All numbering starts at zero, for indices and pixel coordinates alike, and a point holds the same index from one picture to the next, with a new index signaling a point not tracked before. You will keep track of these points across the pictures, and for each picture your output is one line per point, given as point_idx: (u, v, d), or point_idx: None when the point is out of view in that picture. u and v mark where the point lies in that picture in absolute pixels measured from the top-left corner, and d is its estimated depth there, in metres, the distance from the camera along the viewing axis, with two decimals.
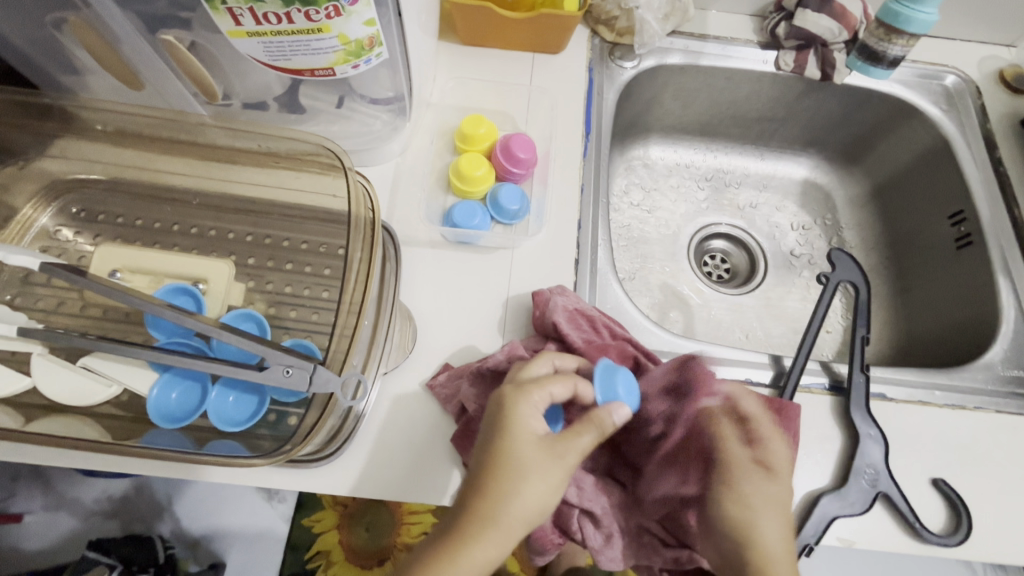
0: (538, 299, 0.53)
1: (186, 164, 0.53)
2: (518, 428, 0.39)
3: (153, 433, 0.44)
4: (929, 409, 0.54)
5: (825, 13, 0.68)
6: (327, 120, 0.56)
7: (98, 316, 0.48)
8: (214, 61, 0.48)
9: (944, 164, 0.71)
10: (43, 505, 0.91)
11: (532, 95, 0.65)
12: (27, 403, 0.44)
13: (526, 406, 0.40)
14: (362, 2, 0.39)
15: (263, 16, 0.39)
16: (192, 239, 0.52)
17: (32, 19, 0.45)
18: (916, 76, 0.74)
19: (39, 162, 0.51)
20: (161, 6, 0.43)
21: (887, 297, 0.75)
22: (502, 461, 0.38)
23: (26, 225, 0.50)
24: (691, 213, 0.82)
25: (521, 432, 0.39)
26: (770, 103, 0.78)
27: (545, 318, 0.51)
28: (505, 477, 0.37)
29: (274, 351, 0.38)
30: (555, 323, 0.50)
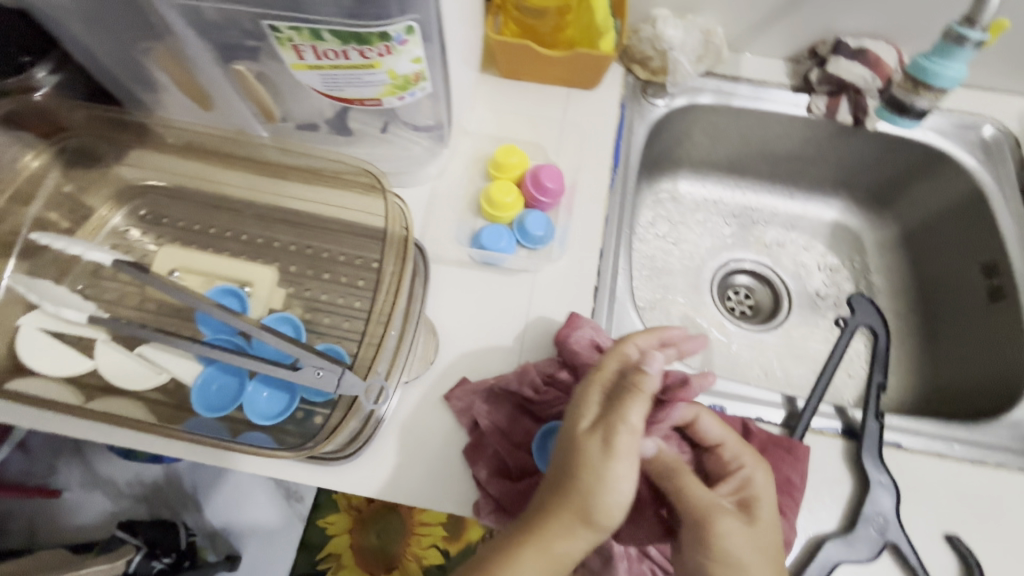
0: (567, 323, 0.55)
1: (244, 177, 0.58)
2: (606, 478, 0.38)
3: (195, 419, 0.48)
4: (946, 461, 0.53)
5: (858, 61, 0.69)
6: (372, 143, 0.61)
7: (153, 310, 0.52)
8: (275, 86, 0.52)
9: (977, 215, 0.70)
10: (79, 483, 0.97)
11: (564, 128, 0.68)
12: (87, 383, 0.49)
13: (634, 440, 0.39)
14: (411, 42, 0.44)
15: (324, 52, 0.44)
16: (241, 245, 0.56)
17: (125, 45, 0.52)
18: (953, 125, 0.73)
19: (117, 168, 0.58)
20: (231, 36, 0.47)
21: (915, 345, 0.74)
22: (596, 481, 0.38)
23: (101, 223, 0.56)
24: (716, 247, 0.83)
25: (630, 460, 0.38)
26: (801, 145, 0.79)
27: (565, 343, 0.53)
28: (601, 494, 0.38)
29: (307, 353, 0.42)
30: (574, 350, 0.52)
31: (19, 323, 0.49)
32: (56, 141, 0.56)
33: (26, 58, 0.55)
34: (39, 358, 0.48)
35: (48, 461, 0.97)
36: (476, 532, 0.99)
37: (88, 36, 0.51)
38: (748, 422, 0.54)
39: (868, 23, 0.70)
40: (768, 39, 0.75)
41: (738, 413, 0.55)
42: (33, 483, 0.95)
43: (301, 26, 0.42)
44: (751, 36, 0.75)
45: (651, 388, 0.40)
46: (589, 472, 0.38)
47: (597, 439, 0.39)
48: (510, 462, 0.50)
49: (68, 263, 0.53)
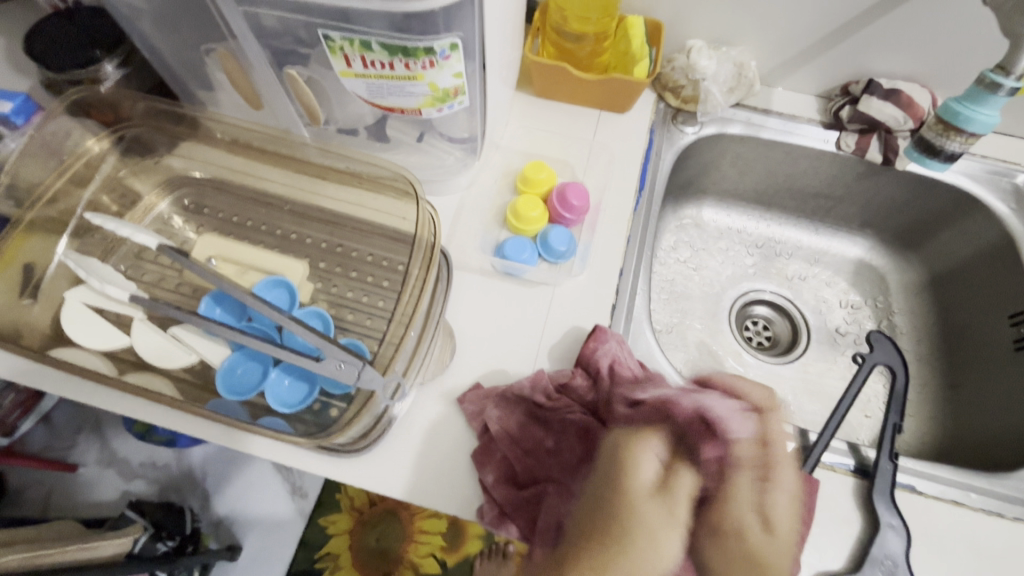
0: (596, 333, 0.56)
1: (284, 174, 0.61)
2: (658, 540, 0.39)
3: (218, 400, 0.50)
4: (962, 510, 0.52)
5: (890, 102, 0.70)
6: (407, 151, 0.63)
7: (190, 293, 0.55)
8: (324, 93, 0.55)
9: (1008, 263, 0.69)
10: (95, 459, 1.00)
11: (593, 150, 0.70)
12: (122, 358, 0.51)
13: (645, 459, 0.43)
14: (453, 58, 0.46)
15: (371, 62, 0.46)
16: (275, 239, 0.59)
17: (187, 45, 0.55)
18: (985, 171, 0.73)
19: (167, 159, 0.61)
20: (286, 42, 0.50)
21: (936, 390, 0.72)
22: (631, 523, 0.40)
23: (147, 209, 0.59)
24: (737, 276, 0.83)
25: (635, 480, 0.42)
26: (828, 182, 0.79)
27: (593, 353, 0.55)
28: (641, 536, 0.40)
29: (332, 345, 0.44)
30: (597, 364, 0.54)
31: (65, 296, 0.52)
32: (115, 130, 0.59)
33: (97, 52, 0.58)
34: (80, 331, 0.51)
35: (68, 435, 1.00)
36: (474, 545, 0.99)
37: (156, 35, 0.54)
38: None
39: (903, 65, 0.71)
40: (801, 75, 0.76)
41: None
42: (53, 455, 0.99)
43: (353, 36, 0.44)
44: (784, 71, 0.76)
45: (685, 478, 0.41)
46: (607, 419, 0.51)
47: (659, 502, 0.40)
48: (518, 469, 0.50)
49: (114, 244, 0.56)
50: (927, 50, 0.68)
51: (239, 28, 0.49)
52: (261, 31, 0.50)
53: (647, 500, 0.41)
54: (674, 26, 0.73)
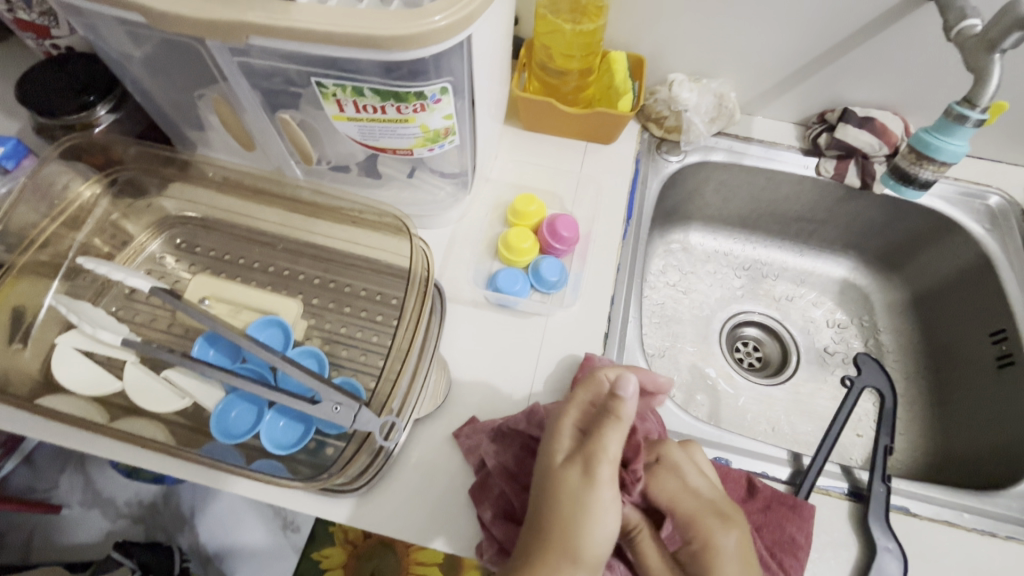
0: (589, 362, 0.57)
1: (276, 213, 0.61)
2: (589, 508, 0.38)
3: (211, 444, 0.49)
4: (956, 531, 0.53)
5: (865, 129, 0.73)
6: (399, 186, 0.64)
7: (181, 334, 0.54)
8: (315, 133, 0.56)
9: (986, 282, 0.71)
10: (80, 500, 0.97)
11: (581, 181, 0.72)
12: (111, 403, 0.51)
13: (563, 438, 0.42)
14: (444, 101, 0.47)
15: (363, 106, 0.48)
16: (268, 276, 0.59)
17: (181, 89, 0.56)
18: (959, 193, 0.75)
19: (159, 200, 0.61)
20: (276, 82, 0.51)
21: (924, 407, 0.74)
22: (565, 512, 0.38)
23: (138, 249, 0.59)
24: (725, 299, 0.84)
25: (550, 451, 0.42)
26: (810, 206, 0.81)
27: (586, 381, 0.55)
28: (576, 509, 0.38)
29: (327, 387, 0.44)
30: None
31: (55, 341, 0.51)
32: (107, 174, 0.60)
33: (91, 98, 0.58)
34: (71, 376, 0.50)
35: (51, 476, 0.97)
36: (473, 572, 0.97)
37: (149, 79, 0.55)
38: (754, 479, 0.54)
39: (876, 95, 0.74)
40: (780, 104, 0.78)
41: (743, 468, 0.56)
42: (35, 497, 0.96)
43: (345, 83, 0.46)
44: (762, 100, 0.78)
45: (629, 414, 0.41)
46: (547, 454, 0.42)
47: (576, 471, 0.39)
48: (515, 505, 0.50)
49: (104, 286, 0.56)
50: (898, 80, 0.71)
51: (232, 74, 0.50)
52: (252, 73, 0.50)
53: (569, 477, 0.39)
54: (656, 60, 0.76)
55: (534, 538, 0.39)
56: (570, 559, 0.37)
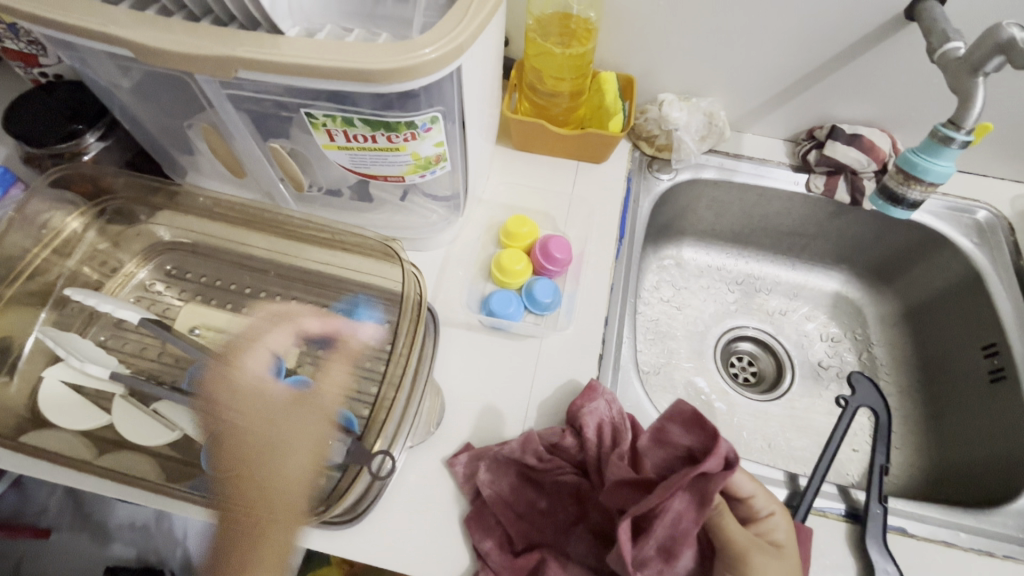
0: (590, 390, 0.56)
1: (265, 239, 0.61)
2: (282, 441, 0.47)
3: (201, 479, 0.48)
4: (954, 550, 0.53)
5: (853, 146, 0.73)
6: (391, 210, 0.64)
7: (170, 362, 0.52)
8: (305, 160, 0.56)
9: (976, 296, 0.72)
10: (69, 525, 0.95)
11: (573, 201, 0.72)
12: (100, 436, 0.50)
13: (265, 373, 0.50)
14: (434, 129, 0.47)
15: (353, 136, 0.47)
16: (260, 301, 0.58)
17: (171, 117, 0.56)
18: (947, 208, 0.76)
19: (149, 226, 0.61)
20: (267, 106, 0.50)
21: (918, 422, 0.74)
22: (263, 439, 0.47)
23: (127, 278, 0.59)
24: (719, 314, 0.85)
25: (256, 382, 0.49)
26: (801, 221, 0.82)
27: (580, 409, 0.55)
28: (267, 450, 0.46)
29: None
30: (584, 423, 0.53)
31: (42, 373, 0.51)
32: (96, 203, 0.59)
33: (79, 126, 0.58)
34: (59, 410, 0.50)
35: (41, 500, 0.95)
36: None
37: (139, 106, 0.55)
38: None
39: (863, 112, 0.75)
40: (769, 121, 0.79)
41: None
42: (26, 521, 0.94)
43: (335, 113, 0.46)
44: (752, 117, 0.79)
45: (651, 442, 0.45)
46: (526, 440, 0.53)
47: (300, 409, 0.48)
48: (511, 533, 0.50)
49: (93, 314, 0.55)
50: (884, 98, 0.72)
51: (220, 104, 0.50)
52: (240, 98, 0.49)
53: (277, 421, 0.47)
54: (646, 80, 0.76)
55: (232, 459, 0.47)
56: (269, 482, 0.46)
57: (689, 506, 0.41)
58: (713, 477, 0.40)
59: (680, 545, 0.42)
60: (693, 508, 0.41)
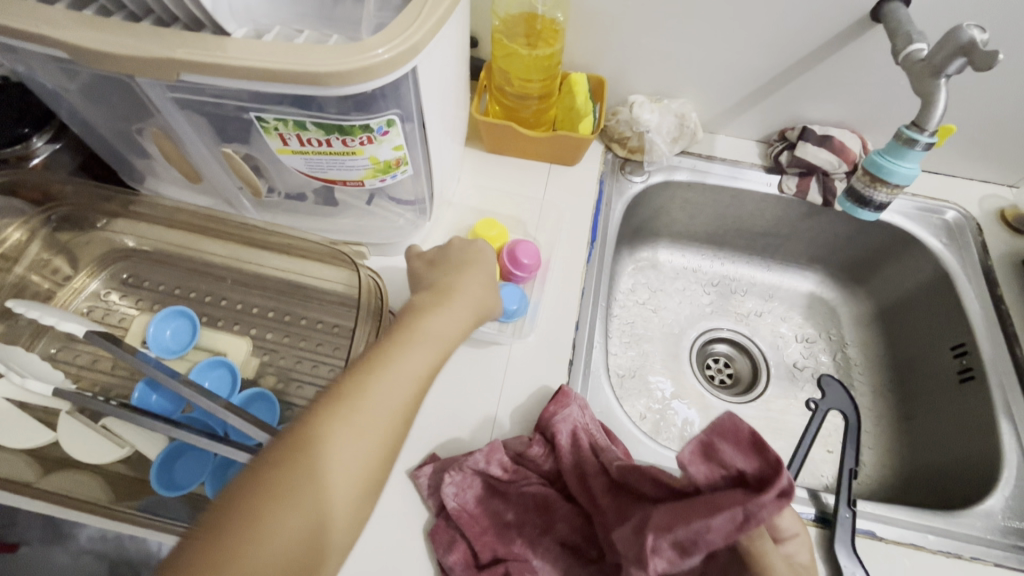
0: (561, 398, 0.55)
1: (225, 245, 0.59)
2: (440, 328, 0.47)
3: (152, 497, 0.46)
4: (923, 553, 0.53)
5: (824, 147, 0.73)
6: (357, 215, 0.63)
7: (126, 375, 0.52)
8: (263, 166, 0.54)
9: (945, 296, 0.72)
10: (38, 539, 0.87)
11: (544, 204, 0.71)
12: (46, 455, 0.48)
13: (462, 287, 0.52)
14: (392, 132, 0.46)
15: (307, 140, 0.46)
16: (220, 310, 0.57)
17: (121, 122, 0.53)
18: (916, 209, 0.76)
19: (103, 233, 0.59)
20: (227, 110, 0.47)
21: (891, 422, 0.74)
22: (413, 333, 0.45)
23: (79, 288, 0.57)
24: (695, 315, 0.84)
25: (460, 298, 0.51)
26: (775, 222, 0.82)
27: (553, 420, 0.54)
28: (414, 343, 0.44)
29: (272, 436, 0.42)
30: (555, 434, 0.52)
31: None
32: (43, 211, 0.57)
33: (25, 130, 0.58)
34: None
35: None
36: None
37: (88, 109, 0.52)
38: None
39: (833, 113, 0.75)
40: (742, 122, 0.79)
41: None
42: None
43: (288, 117, 0.44)
44: (723, 119, 0.79)
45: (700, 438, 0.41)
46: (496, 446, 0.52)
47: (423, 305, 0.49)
48: (477, 546, 0.48)
49: (40, 328, 0.53)
50: (852, 99, 0.72)
51: (168, 108, 0.48)
52: (192, 104, 0.47)
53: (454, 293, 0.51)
54: (617, 81, 0.76)
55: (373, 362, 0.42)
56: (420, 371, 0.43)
57: (727, 527, 0.36)
58: (762, 502, 0.36)
59: (697, 547, 0.37)
60: (730, 527, 0.36)
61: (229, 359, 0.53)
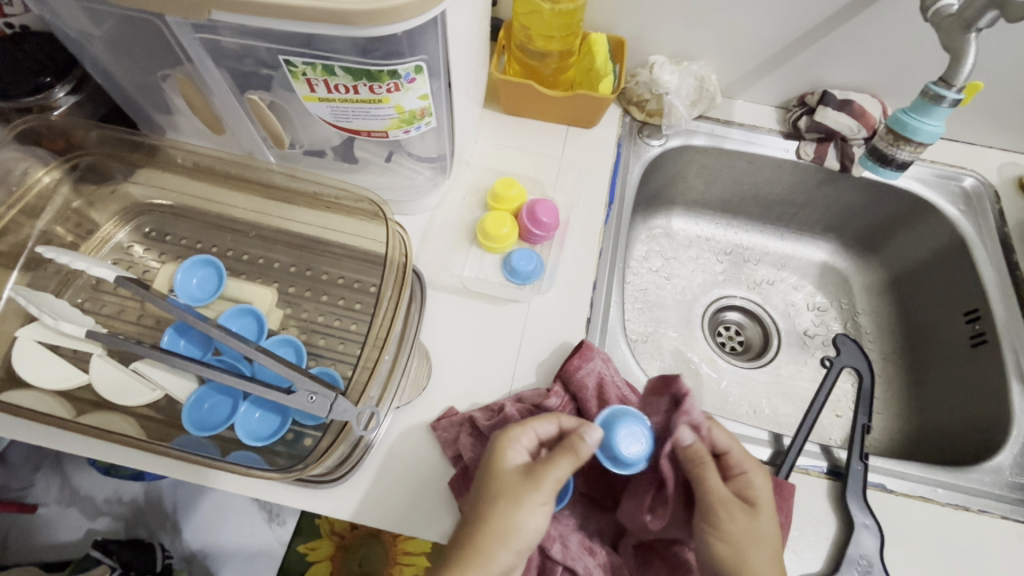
0: (585, 351, 0.56)
1: (248, 199, 0.60)
2: (538, 472, 0.43)
3: (184, 437, 0.48)
4: (931, 506, 0.54)
5: (844, 112, 0.73)
6: (377, 171, 0.63)
7: (152, 325, 0.53)
8: (286, 114, 0.54)
9: (960, 263, 0.73)
10: (57, 498, 0.88)
11: (561, 167, 0.71)
12: (79, 397, 0.49)
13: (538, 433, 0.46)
14: (418, 80, 0.46)
15: (335, 86, 0.46)
16: (243, 264, 0.58)
17: (144, 74, 0.54)
18: (935, 175, 0.76)
19: (124, 186, 0.59)
20: (249, 63, 0.49)
21: (901, 387, 0.75)
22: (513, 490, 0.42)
23: (105, 239, 0.57)
24: (708, 283, 0.85)
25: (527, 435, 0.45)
26: (791, 189, 0.81)
27: (583, 369, 0.54)
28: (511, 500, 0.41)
29: (303, 377, 0.43)
30: (585, 385, 0.54)
31: (16, 334, 0.49)
32: (66, 159, 0.57)
33: (47, 79, 0.57)
34: (34, 370, 0.48)
35: (26, 474, 0.88)
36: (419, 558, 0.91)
37: (111, 60, 0.52)
38: None
39: (854, 78, 0.74)
40: (760, 87, 0.78)
41: None
42: (9, 495, 0.87)
43: (315, 61, 0.44)
44: (743, 84, 0.78)
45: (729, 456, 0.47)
46: (510, 499, 0.41)
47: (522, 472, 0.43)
48: None
49: (69, 276, 0.54)
50: (874, 64, 0.72)
51: (196, 54, 0.48)
52: (221, 53, 0.48)
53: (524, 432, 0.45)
54: (636, 43, 0.75)
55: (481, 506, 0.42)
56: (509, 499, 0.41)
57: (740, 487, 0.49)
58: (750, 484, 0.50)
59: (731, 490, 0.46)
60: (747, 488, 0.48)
61: (257, 309, 0.54)
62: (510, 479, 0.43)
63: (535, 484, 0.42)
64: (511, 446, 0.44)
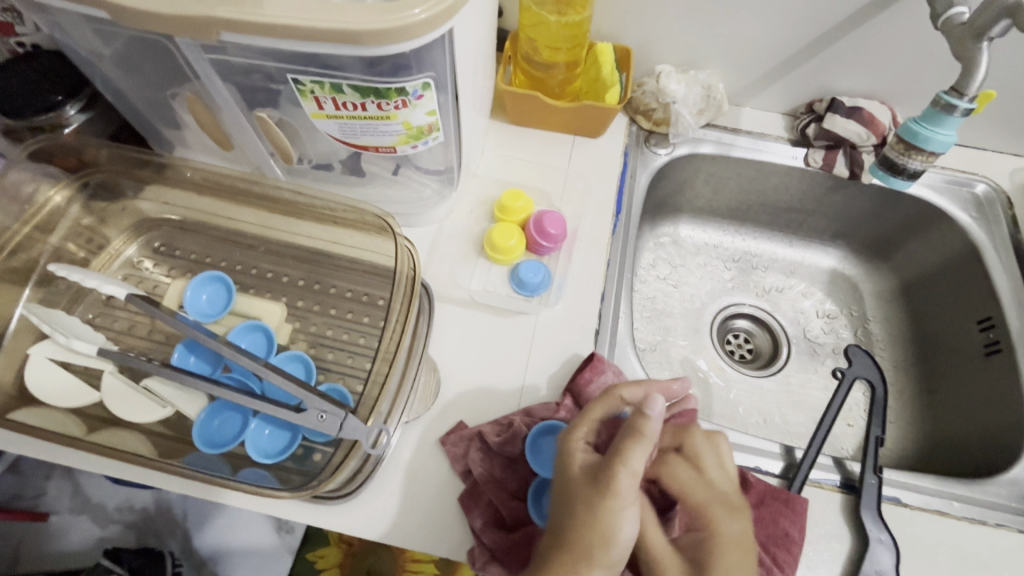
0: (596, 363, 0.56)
1: (256, 214, 0.60)
2: (621, 461, 0.39)
3: (194, 454, 0.48)
4: (947, 519, 0.53)
5: (852, 119, 0.72)
6: (384, 184, 0.63)
7: (162, 340, 0.53)
8: (294, 131, 0.54)
9: (973, 270, 0.72)
10: (69, 507, 0.89)
11: (568, 177, 0.71)
12: (91, 414, 0.49)
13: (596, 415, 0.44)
14: (426, 96, 0.46)
15: (343, 104, 0.46)
16: (252, 278, 0.58)
17: (154, 91, 0.54)
18: (946, 181, 0.75)
19: (134, 202, 0.59)
20: (257, 79, 0.49)
21: (914, 396, 0.74)
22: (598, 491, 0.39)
23: (115, 255, 0.58)
24: (716, 291, 0.84)
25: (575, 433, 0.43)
26: (799, 196, 0.81)
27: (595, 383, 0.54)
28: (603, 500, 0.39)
29: (312, 395, 0.43)
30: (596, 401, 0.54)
31: (28, 351, 0.50)
32: (78, 176, 0.57)
33: (57, 97, 0.57)
34: (47, 387, 0.49)
35: (38, 483, 0.88)
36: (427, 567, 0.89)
37: (120, 78, 0.53)
38: (745, 473, 0.54)
39: (864, 84, 0.73)
40: (768, 94, 0.77)
41: (736, 462, 0.56)
42: (21, 505, 0.87)
43: (323, 80, 0.44)
44: (750, 91, 0.78)
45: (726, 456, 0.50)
46: (603, 505, 0.39)
47: (595, 482, 0.39)
48: (505, 511, 0.50)
49: (81, 293, 0.55)
50: (884, 70, 0.71)
51: (204, 72, 0.48)
52: (228, 70, 0.48)
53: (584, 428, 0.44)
54: (642, 52, 0.75)
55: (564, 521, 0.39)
56: (601, 494, 0.39)
57: None
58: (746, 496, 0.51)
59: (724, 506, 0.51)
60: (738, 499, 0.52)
61: (266, 324, 0.54)
62: (588, 480, 0.40)
63: (609, 488, 0.39)
64: (624, 514, 0.39)
